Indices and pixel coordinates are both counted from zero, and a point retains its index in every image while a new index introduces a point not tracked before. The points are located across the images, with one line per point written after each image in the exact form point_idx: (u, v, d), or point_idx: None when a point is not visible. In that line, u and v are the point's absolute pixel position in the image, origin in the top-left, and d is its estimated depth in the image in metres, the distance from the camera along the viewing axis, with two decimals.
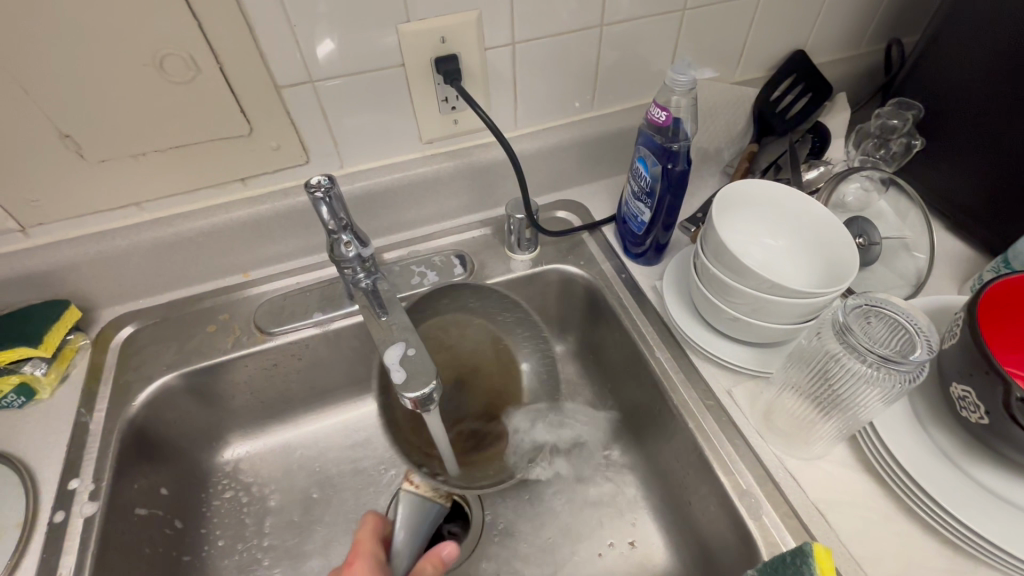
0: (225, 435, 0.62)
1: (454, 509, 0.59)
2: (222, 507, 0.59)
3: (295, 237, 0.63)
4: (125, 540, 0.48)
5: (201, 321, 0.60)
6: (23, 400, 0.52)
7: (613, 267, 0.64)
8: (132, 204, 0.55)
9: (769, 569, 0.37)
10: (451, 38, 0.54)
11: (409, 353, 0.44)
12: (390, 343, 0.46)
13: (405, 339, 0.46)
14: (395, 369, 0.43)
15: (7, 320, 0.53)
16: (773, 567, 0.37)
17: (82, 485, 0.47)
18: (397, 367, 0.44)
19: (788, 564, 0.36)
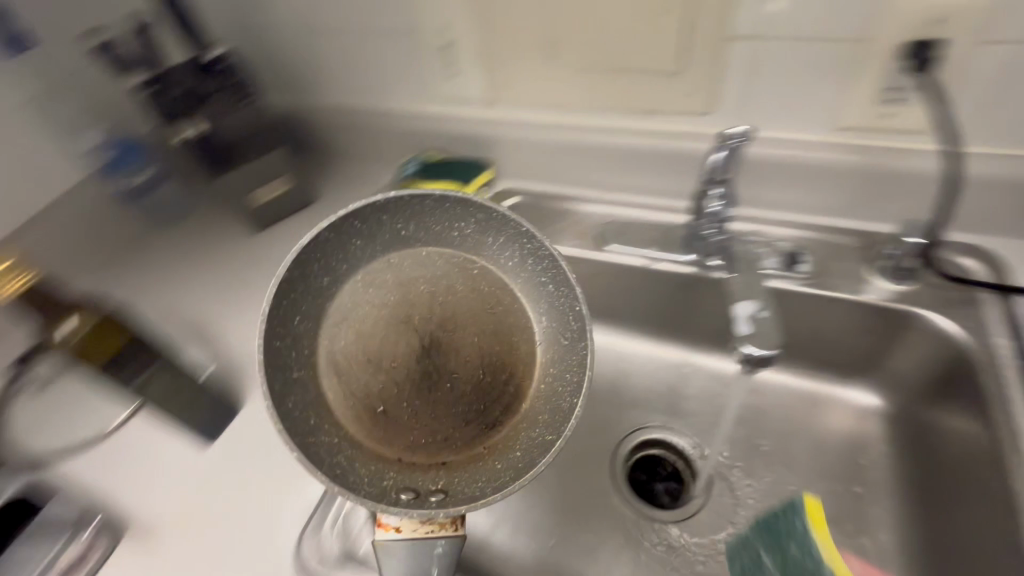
0: None
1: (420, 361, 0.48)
2: None
3: (659, 176, 0.68)
4: None
5: (559, 217, 0.72)
6: None
7: (1013, 348, 0.50)
8: (558, 107, 0.68)
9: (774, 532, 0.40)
10: (948, 21, 0.47)
11: (759, 314, 0.53)
12: (744, 298, 0.54)
13: (757, 299, 0.54)
14: (743, 322, 0.52)
15: (455, 164, 0.73)
16: (770, 523, 0.40)
17: None
18: (744, 321, 0.53)
19: (787, 522, 0.38)
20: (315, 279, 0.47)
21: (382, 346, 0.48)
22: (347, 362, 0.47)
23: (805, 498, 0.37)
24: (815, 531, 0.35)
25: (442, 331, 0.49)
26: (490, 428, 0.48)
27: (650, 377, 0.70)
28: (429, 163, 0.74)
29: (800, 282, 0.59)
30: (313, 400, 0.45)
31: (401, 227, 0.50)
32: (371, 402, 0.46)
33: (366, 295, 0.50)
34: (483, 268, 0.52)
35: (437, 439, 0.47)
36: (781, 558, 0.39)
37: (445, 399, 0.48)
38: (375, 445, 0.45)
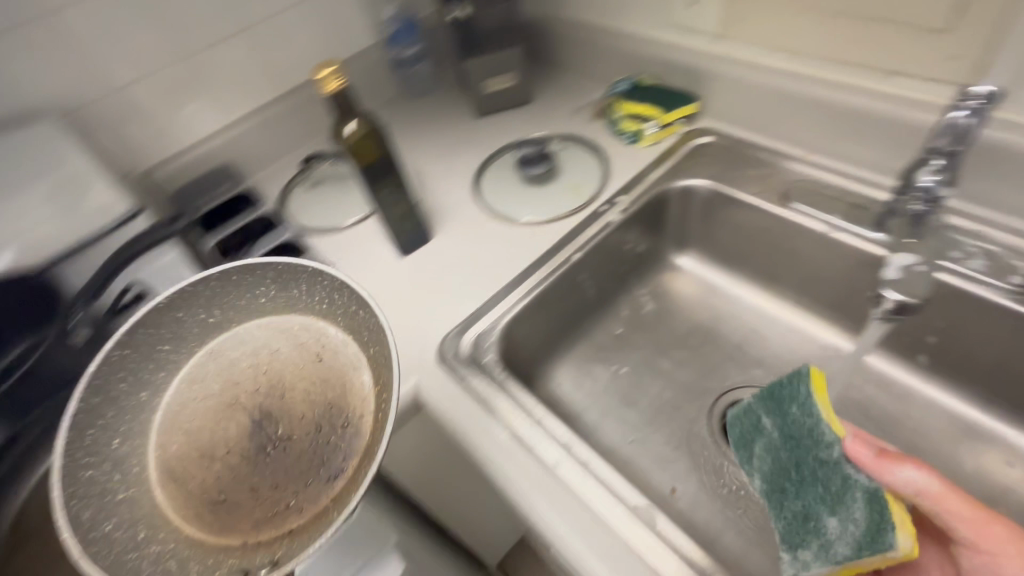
0: (689, 246, 0.77)
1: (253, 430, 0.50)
2: (653, 285, 0.77)
3: (881, 146, 0.62)
4: (612, 251, 0.71)
5: (752, 165, 0.72)
6: (630, 140, 0.78)
7: None
8: (790, 52, 0.66)
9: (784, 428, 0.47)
10: None
11: (910, 267, 0.55)
12: (898, 253, 0.56)
13: (912, 257, 0.56)
14: (892, 271, 0.55)
15: (661, 93, 0.79)
16: (770, 395, 0.49)
17: (623, 202, 0.71)
18: (892, 271, 0.55)
19: (791, 388, 0.47)
20: (133, 396, 0.50)
21: (216, 438, 0.50)
22: (178, 467, 0.47)
23: (810, 368, 0.46)
24: (815, 394, 0.45)
25: (274, 403, 0.51)
26: (335, 475, 0.44)
27: (788, 346, 0.69)
28: (641, 87, 0.80)
29: (1007, 295, 0.52)
30: (141, 515, 0.43)
31: (234, 312, 0.55)
32: (211, 495, 0.46)
33: (189, 402, 0.51)
34: (331, 320, 0.54)
35: (258, 516, 0.44)
36: (781, 419, 0.47)
37: (285, 463, 0.48)
38: (212, 536, 0.43)
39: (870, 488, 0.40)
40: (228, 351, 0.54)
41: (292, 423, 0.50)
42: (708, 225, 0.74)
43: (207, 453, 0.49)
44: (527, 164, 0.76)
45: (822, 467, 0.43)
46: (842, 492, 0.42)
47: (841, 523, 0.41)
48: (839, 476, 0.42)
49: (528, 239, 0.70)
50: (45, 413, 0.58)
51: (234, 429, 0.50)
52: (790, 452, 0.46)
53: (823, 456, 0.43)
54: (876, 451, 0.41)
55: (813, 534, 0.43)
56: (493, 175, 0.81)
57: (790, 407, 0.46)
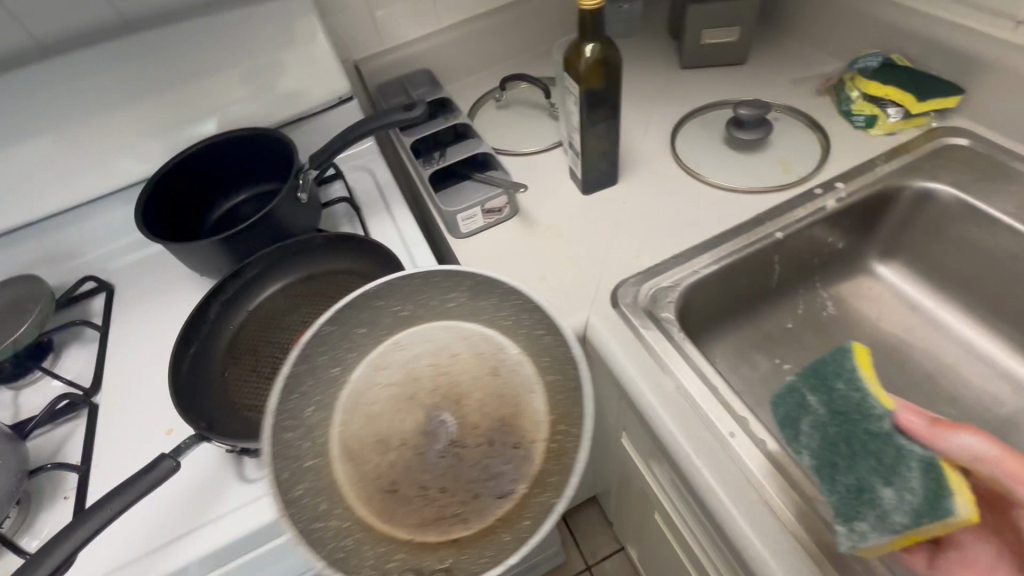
0: (896, 256, 0.69)
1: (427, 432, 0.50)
2: (839, 288, 0.71)
3: None
4: (812, 240, 0.66)
5: (1011, 179, 0.61)
6: (861, 124, 0.70)
7: None
8: None
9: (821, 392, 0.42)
10: None
11: None
12: None
13: None
14: None
15: (918, 77, 0.68)
16: (812, 374, 0.43)
17: (841, 189, 0.64)
18: None
19: (832, 362, 0.42)
20: (327, 373, 0.51)
21: (394, 428, 0.51)
22: (356, 445, 0.50)
23: (857, 346, 0.43)
24: (862, 370, 0.41)
25: (453, 407, 0.51)
26: (506, 490, 0.46)
27: (993, 391, 0.62)
28: (893, 66, 0.70)
29: None
30: (325, 485, 0.46)
31: (419, 300, 0.54)
32: (385, 481, 0.48)
33: (371, 385, 0.53)
34: (505, 333, 0.54)
35: (426, 517, 0.46)
36: (824, 392, 0.42)
37: (449, 467, 0.49)
38: (386, 522, 0.45)
39: (925, 457, 0.36)
40: (410, 347, 0.54)
41: (466, 429, 0.50)
42: (930, 237, 0.66)
43: (391, 444, 0.50)
44: (740, 126, 0.71)
45: (872, 438, 0.38)
46: (897, 462, 0.37)
47: (898, 494, 0.36)
48: (892, 447, 0.37)
49: (724, 206, 0.66)
50: (267, 252, 0.63)
51: (403, 421, 0.51)
52: (837, 426, 0.40)
53: (873, 428, 0.38)
54: (930, 420, 0.37)
55: (868, 507, 0.37)
56: (691, 132, 0.77)
57: (837, 383, 0.41)
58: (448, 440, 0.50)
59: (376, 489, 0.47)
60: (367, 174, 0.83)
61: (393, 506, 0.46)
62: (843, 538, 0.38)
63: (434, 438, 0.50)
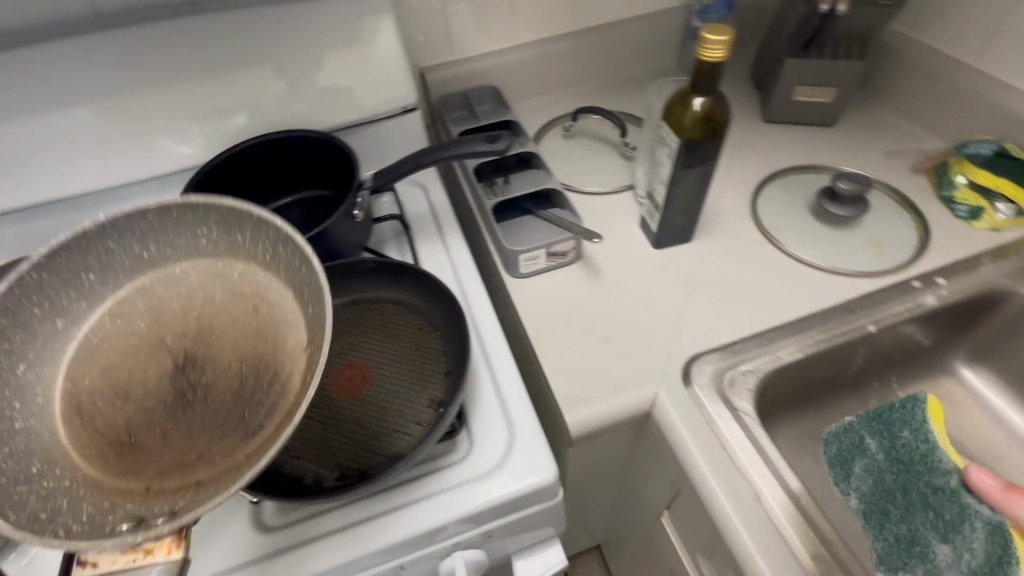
0: (985, 362, 0.64)
1: (162, 375, 0.42)
2: (916, 386, 0.66)
3: None
4: (902, 335, 0.60)
5: None
6: (964, 215, 0.65)
7: None
8: None
9: (881, 430, 0.56)
10: None
11: None
12: None
13: None
14: None
15: None
16: (874, 416, 0.57)
17: (942, 285, 0.59)
18: None
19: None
20: (77, 275, 0.42)
21: (137, 371, 0.42)
22: (87, 400, 0.40)
23: (927, 398, 0.55)
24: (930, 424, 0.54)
25: (204, 348, 0.43)
26: (257, 432, 0.38)
27: None
28: (1008, 157, 0.65)
29: None
30: (38, 448, 0.37)
31: (155, 245, 0.44)
32: (119, 434, 0.39)
33: (110, 328, 0.43)
34: (253, 264, 0.44)
35: (170, 465, 0.38)
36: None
37: (200, 410, 0.41)
38: (112, 477, 0.37)
39: (993, 521, 0.47)
40: (160, 284, 0.45)
41: (236, 374, 0.42)
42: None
43: (114, 383, 0.41)
44: (833, 199, 0.65)
45: (935, 492, 0.51)
46: (956, 515, 0.48)
47: (949, 543, 0.49)
48: (956, 505, 0.50)
49: (811, 286, 0.60)
50: None
51: (127, 363, 0.42)
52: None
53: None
54: (998, 484, 0.47)
55: (919, 557, 0.50)
56: (774, 195, 0.71)
57: (904, 429, 0.55)
58: (188, 382, 0.42)
59: (98, 440, 0.39)
60: (420, 191, 0.77)
61: (116, 462, 0.38)
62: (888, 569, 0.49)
63: (178, 377, 0.42)
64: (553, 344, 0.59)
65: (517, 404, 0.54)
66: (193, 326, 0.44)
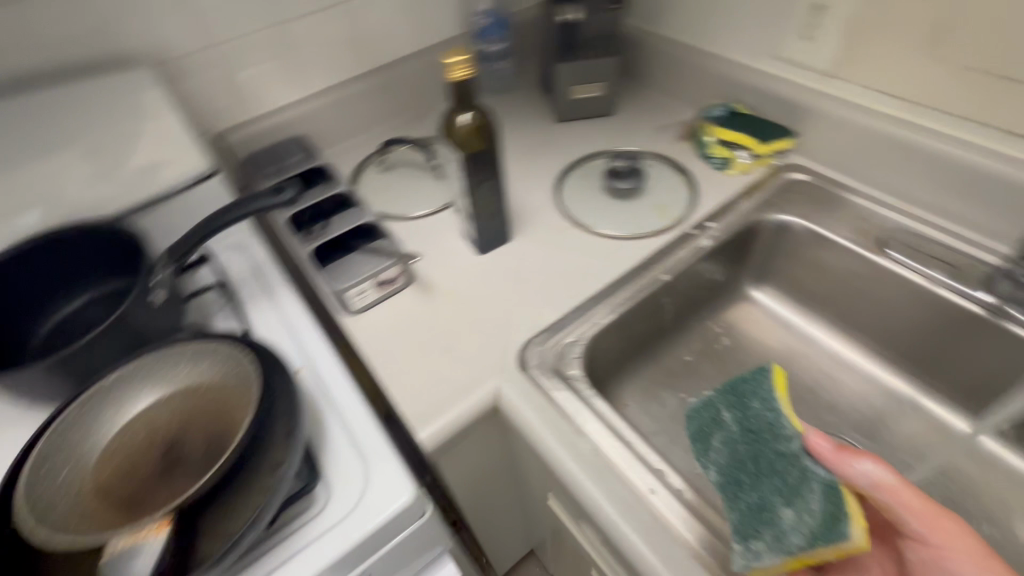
0: (766, 283, 0.76)
1: (164, 460, 0.51)
2: (725, 317, 0.76)
3: (981, 205, 0.62)
4: (695, 275, 0.71)
5: (841, 208, 0.71)
6: (719, 165, 0.77)
7: None
8: (900, 98, 0.65)
9: (728, 394, 0.45)
10: None
11: None
12: None
13: None
14: None
15: (754, 124, 0.77)
16: (730, 389, 0.45)
17: (711, 228, 0.70)
18: None
19: (751, 381, 0.44)
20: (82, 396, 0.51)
21: (134, 464, 0.51)
22: (102, 487, 0.49)
23: (776, 369, 0.44)
24: (776, 392, 0.43)
25: (184, 435, 0.52)
26: None
27: (864, 395, 0.68)
28: (735, 115, 0.79)
29: None
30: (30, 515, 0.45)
31: (171, 375, 0.54)
32: (125, 503, 0.48)
33: (122, 442, 0.51)
34: (205, 378, 0.54)
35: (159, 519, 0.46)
36: (740, 410, 0.43)
37: (179, 477, 0.49)
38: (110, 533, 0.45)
39: (827, 479, 0.38)
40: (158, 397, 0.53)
41: (207, 445, 0.51)
42: (789, 263, 0.73)
43: (129, 471, 0.50)
44: (618, 176, 0.75)
45: (780, 458, 0.40)
46: (799, 483, 0.39)
47: (797, 514, 0.39)
48: (798, 468, 0.40)
49: (613, 254, 0.68)
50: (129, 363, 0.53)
51: (128, 459, 0.51)
52: (748, 445, 0.42)
53: (784, 448, 0.40)
54: (834, 444, 0.40)
55: (767, 524, 0.40)
56: (573, 182, 0.79)
57: (751, 402, 0.43)
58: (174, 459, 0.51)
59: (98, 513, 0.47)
60: (244, 251, 0.74)
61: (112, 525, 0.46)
62: (738, 555, 0.41)
63: (167, 457, 0.51)
64: (395, 371, 0.60)
65: (372, 439, 0.53)
66: (178, 421, 0.53)
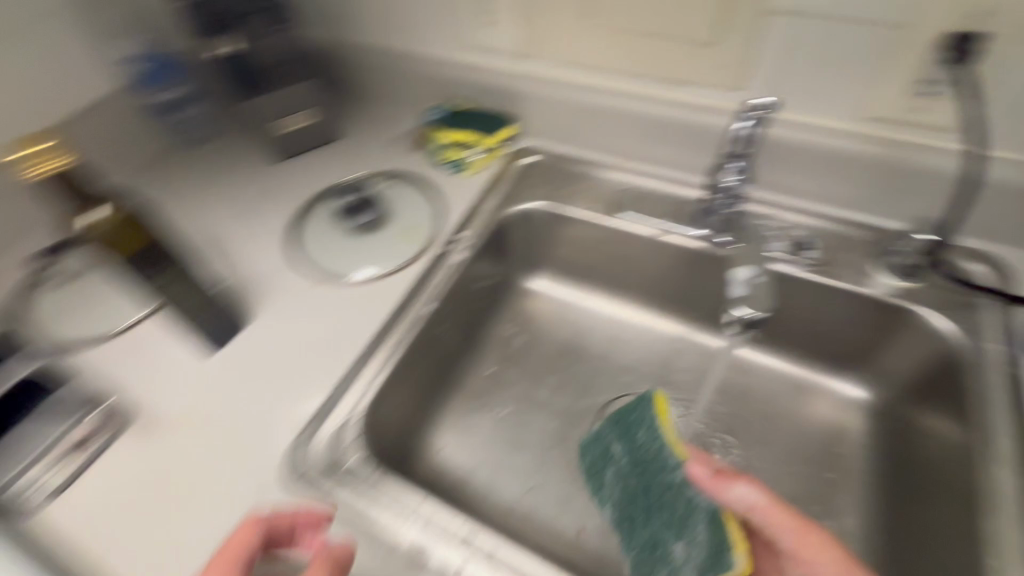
0: (538, 269, 0.77)
1: None
2: (512, 316, 0.75)
3: (677, 148, 0.68)
4: (464, 289, 0.67)
5: (574, 180, 0.72)
6: (457, 168, 0.74)
7: (1006, 356, 0.50)
8: (586, 66, 0.67)
9: (620, 427, 0.47)
10: (990, 15, 0.46)
11: (757, 278, 0.58)
12: (746, 264, 0.59)
13: (758, 267, 0.59)
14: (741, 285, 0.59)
15: (475, 118, 0.75)
16: (621, 420, 0.47)
17: (463, 239, 0.67)
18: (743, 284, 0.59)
19: (637, 412, 0.46)
20: None
21: None
22: None
23: (657, 395, 0.45)
24: (657, 417, 0.44)
25: None
26: None
27: (646, 347, 0.71)
28: (455, 113, 0.76)
29: (802, 268, 0.59)
30: None
31: None
32: None
33: None
34: None
35: None
36: (630, 444, 0.46)
37: None
38: None
39: (710, 508, 0.40)
40: None
41: None
42: (549, 245, 0.74)
43: None
44: (355, 212, 0.68)
45: (667, 490, 0.42)
46: (686, 515, 0.41)
47: (685, 546, 0.41)
48: (682, 499, 0.41)
49: (368, 300, 0.61)
50: None
51: None
52: (638, 478, 0.44)
53: (669, 479, 0.42)
54: (712, 471, 0.41)
55: (663, 559, 0.42)
56: (309, 229, 0.70)
57: (639, 430, 0.45)
58: None
59: None
60: None
61: None
62: None
63: None
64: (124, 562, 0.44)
65: None
66: None
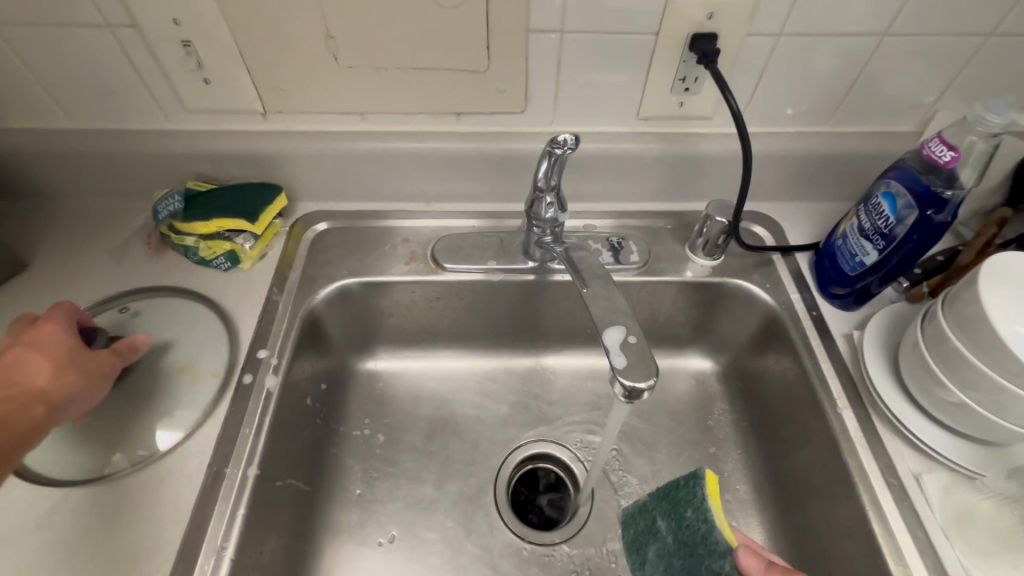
0: (373, 347, 0.66)
1: None
2: (360, 411, 0.63)
3: (481, 180, 0.63)
4: (290, 414, 0.53)
5: (381, 240, 0.62)
6: (229, 265, 0.57)
7: (804, 303, 0.58)
8: (354, 112, 0.57)
9: (664, 496, 0.45)
10: (719, 16, 0.50)
11: (629, 340, 0.45)
12: (610, 324, 0.46)
13: (625, 325, 0.46)
14: (615, 353, 0.44)
15: (228, 195, 0.58)
16: (668, 492, 0.44)
17: (268, 356, 0.52)
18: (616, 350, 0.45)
19: (687, 489, 0.43)
20: None
21: None
22: None
23: (708, 472, 0.42)
24: (709, 498, 0.41)
25: None
26: None
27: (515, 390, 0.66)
28: (199, 196, 0.58)
29: (632, 272, 0.61)
30: None
31: None
32: None
33: None
34: None
35: None
36: (676, 523, 0.43)
37: None
38: None
39: None
40: None
41: None
42: (376, 318, 0.63)
43: None
44: None
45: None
46: None
47: None
48: None
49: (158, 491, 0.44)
50: None
51: None
52: (684, 560, 0.41)
53: (715, 568, 0.38)
54: (767, 564, 0.36)
55: None
56: None
57: (683, 507, 0.42)
58: None
59: None
60: None
61: None
62: None
63: None
64: None
65: None
66: None
